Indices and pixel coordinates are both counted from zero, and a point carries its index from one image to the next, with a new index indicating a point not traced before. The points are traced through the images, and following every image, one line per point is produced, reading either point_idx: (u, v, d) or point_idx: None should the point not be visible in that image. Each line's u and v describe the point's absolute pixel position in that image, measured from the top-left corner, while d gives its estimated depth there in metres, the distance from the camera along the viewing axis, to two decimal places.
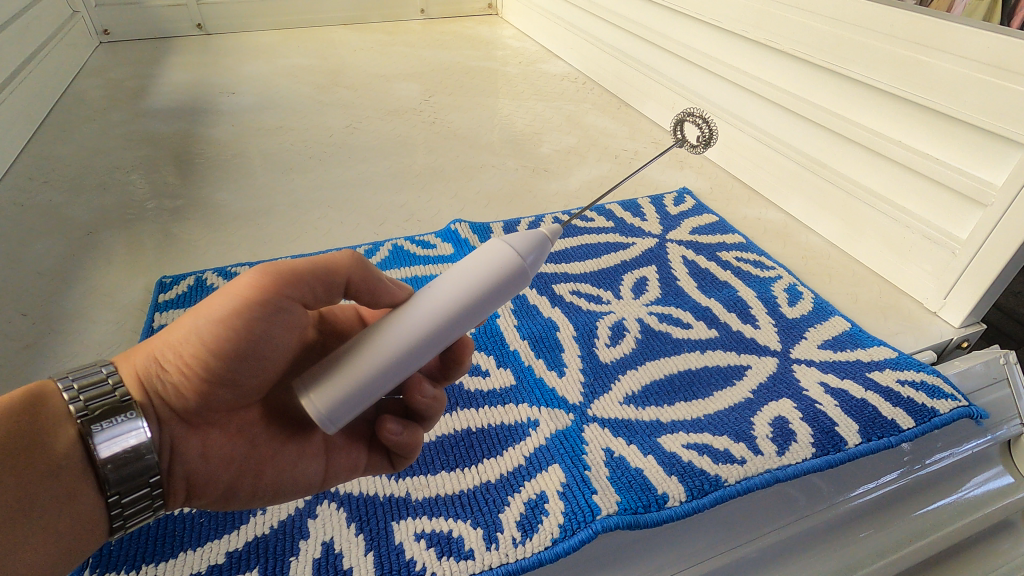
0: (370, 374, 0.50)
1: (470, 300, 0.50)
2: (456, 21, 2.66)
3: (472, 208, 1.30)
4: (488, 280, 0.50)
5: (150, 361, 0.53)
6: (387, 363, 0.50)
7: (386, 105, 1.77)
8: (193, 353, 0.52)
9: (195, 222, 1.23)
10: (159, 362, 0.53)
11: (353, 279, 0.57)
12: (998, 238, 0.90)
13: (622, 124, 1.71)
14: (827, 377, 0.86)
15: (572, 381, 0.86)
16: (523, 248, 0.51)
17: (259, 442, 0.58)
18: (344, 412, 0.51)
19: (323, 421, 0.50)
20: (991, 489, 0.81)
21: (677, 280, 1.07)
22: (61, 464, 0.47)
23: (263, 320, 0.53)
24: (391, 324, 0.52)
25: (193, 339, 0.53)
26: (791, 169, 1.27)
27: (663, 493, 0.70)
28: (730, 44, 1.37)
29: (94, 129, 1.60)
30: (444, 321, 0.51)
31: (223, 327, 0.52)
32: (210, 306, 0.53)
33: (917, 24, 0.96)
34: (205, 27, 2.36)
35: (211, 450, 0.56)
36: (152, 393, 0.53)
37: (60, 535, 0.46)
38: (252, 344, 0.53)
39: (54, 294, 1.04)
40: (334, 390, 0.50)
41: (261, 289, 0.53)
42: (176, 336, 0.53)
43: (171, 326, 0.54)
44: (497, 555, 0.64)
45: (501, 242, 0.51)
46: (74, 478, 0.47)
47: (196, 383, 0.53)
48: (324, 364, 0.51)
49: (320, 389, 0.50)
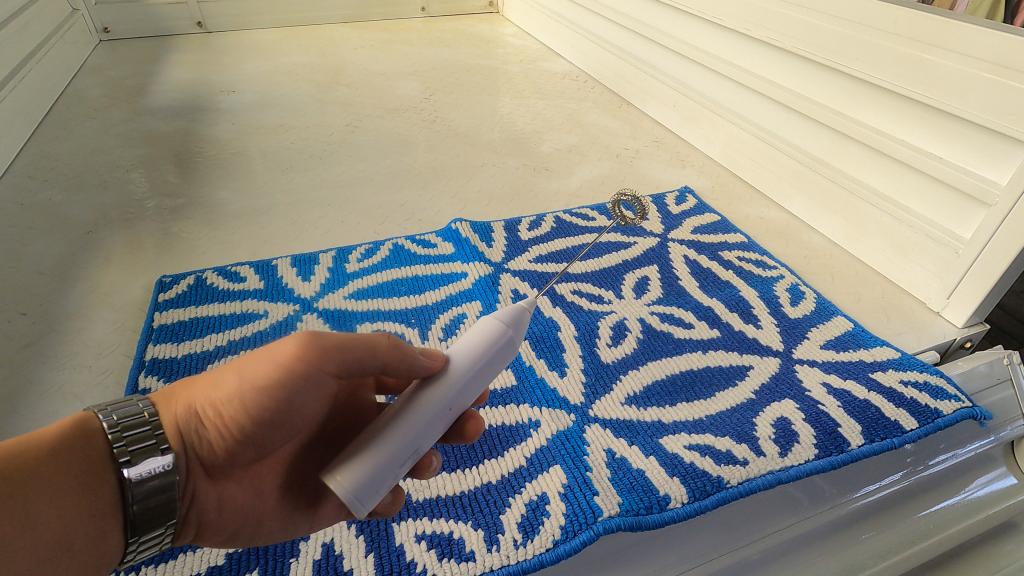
0: (393, 443, 0.48)
1: (475, 369, 0.53)
2: (456, 18, 2.65)
3: (472, 207, 1.30)
4: (487, 348, 0.54)
5: (190, 415, 0.52)
6: (408, 434, 0.49)
7: (386, 103, 1.77)
8: (232, 415, 0.52)
9: (194, 221, 1.22)
10: (198, 417, 0.52)
11: (389, 361, 0.54)
12: (1003, 237, 0.89)
13: (624, 123, 1.71)
14: (830, 377, 0.86)
15: (574, 381, 0.86)
16: (507, 318, 0.55)
17: (270, 494, 0.57)
18: (374, 493, 0.48)
19: (354, 502, 0.46)
20: (993, 491, 0.81)
21: (679, 280, 1.07)
22: (99, 507, 0.46)
23: (300, 392, 0.53)
24: (403, 403, 0.51)
25: (234, 400, 0.52)
26: (792, 169, 1.27)
27: (665, 494, 0.69)
28: (732, 43, 1.37)
29: (93, 128, 1.59)
30: (455, 389, 0.52)
31: (264, 397, 0.52)
32: (254, 370, 0.52)
33: (922, 22, 0.95)
34: (205, 24, 2.35)
35: (230, 499, 0.55)
36: (188, 446, 0.52)
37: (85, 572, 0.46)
38: (284, 412, 0.53)
39: (54, 293, 1.03)
40: (362, 465, 0.47)
41: (304, 364, 0.52)
42: (220, 395, 0.52)
43: (215, 376, 0.53)
44: (498, 556, 0.64)
45: (488, 318, 0.55)
46: (105, 520, 0.47)
47: (229, 443, 0.53)
48: (345, 451, 0.49)
49: (347, 461, 0.47)
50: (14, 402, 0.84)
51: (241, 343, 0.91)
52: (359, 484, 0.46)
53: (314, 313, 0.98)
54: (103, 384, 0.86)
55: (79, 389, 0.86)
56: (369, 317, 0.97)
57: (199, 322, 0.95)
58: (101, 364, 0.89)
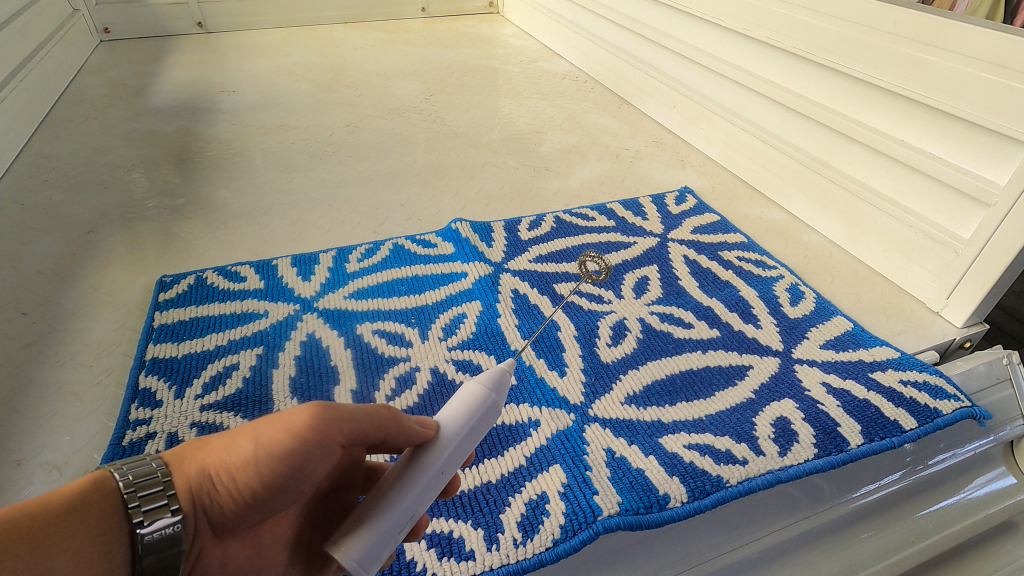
0: (394, 514, 0.47)
1: (464, 433, 0.51)
2: (456, 19, 2.66)
3: (473, 207, 1.30)
4: (474, 414, 0.52)
5: (203, 478, 0.46)
6: (409, 503, 0.48)
7: (386, 103, 1.77)
8: (247, 482, 0.47)
9: (195, 221, 1.22)
10: (213, 481, 0.46)
11: (388, 433, 0.51)
12: (1002, 238, 0.89)
13: (624, 123, 1.71)
14: (830, 377, 0.86)
15: (573, 381, 0.86)
16: (490, 382, 0.53)
17: (268, 556, 0.52)
18: (374, 561, 0.46)
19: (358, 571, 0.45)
20: (993, 490, 0.81)
21: (679, 280, 1.07)
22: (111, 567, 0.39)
23: (313, 460, 0.49)
24: (399, 470, 0.49)
25: (251, 467, 0.47)
26: (792, 169, 1.27)
27: (665, 493, 0.70)
28: (732, 43, 1.37)
29: (93, 129, 1.59)
30: (449, 453, 0.50)
31: (280, 464, 0.47)
32: (269, 436, 0.47)
33: (922, 23, 0.96)
34: (206, 25, 2.36)
35: (230, 562, 0.50)
36: (199, 513, 0.46)
37: None
38: (293, 481, 0.48)
39: (55, 292, 1.03)
40: (363, 536, 0.45)
41: (321, 433, 0.48)
42: (235, 459, 0.47)
43: (227, 439, 0.48)
44: (497, 556, 0.64)
45: (473, 382, 0.53)
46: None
47: (240, 508, 0.48)
48: (344, 523, 0.47)
49: (347, 534, 0.46)
50: (15, 402, 0.84)
51: (241, 343, 0.91)
52: (360, 553, 0.45)
53: (314, 312, 0.98)
54: (103, 384, 0.86)
55: (79, 389, 0.86)
56: (369, 317, 0.97)
57: (199, 322, 0.95)
58: (101, 364, 0.90)
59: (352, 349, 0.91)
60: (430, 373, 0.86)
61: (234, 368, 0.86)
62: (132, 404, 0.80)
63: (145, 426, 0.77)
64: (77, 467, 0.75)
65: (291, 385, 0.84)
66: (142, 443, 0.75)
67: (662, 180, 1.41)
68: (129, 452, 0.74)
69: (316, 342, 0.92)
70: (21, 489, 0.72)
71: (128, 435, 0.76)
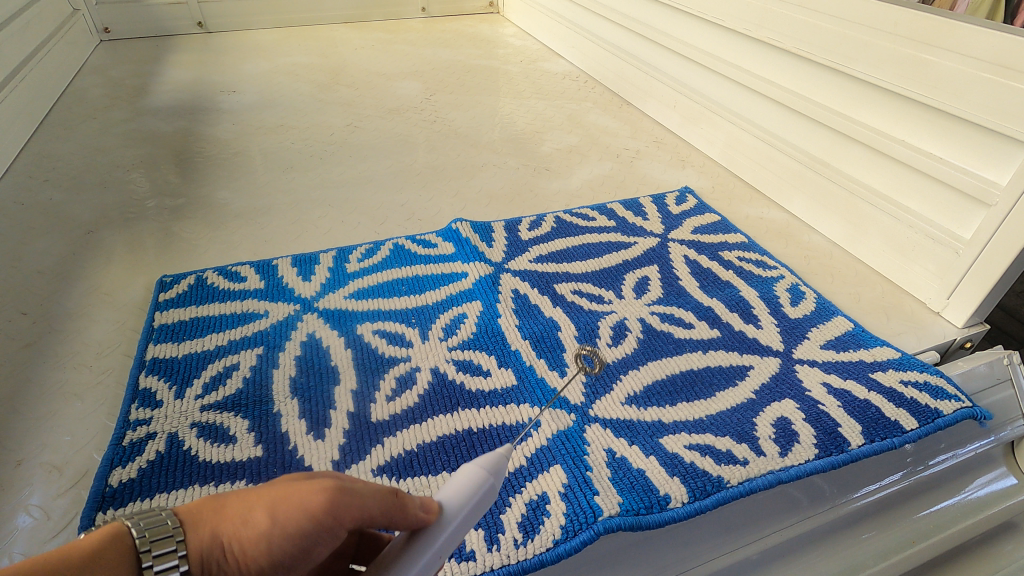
0: None
1: (459, 523, 0.41)
2: (456, 19, 2.66)
3: (473, 207, 1.30)
4: (472, 501, 0.42)
5: (214, 546, 0.39)
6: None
7: (386, 103, 1.77)
8: (255, 558, 0.39)
9: (195, 221, 1.22)
10: (223, 551, 0.39)
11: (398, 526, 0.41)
12: (1002, 238, 0.89)
13: (624, 123, 1.71)
14: (830, 377, 0.86)
15: (574, 381, 0.86)
16: (492, 466, 0.43)
17: None
18: None
19: None
20: (993, 491, 0.81)
21: (679, 280, 1.07)
22: None
23: (324, 544, 0.40)
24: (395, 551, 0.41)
25: (261, 543, 0.39)
26: (793, 169, 1.27)
27: (666, 494, 0.70)
28: (732, 43, 1.37)
29: (93, 129, 1.59)
30: (438, 546, 0.41)
31: (290, 544, 0.39)
32: (286, 512, 0.39)
33: (922, 23, 0.96)
34: (206, 25, 2.36)
35: None
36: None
37: None
38: (302, 562, 0.41)
39: (55, 293, 1.03)
40: None
41: (338, 517, 0.40)
42: (248, 532, 0.39)
43: (244, 504, 0.40)
44: (498, 556, 0.64)
45: (473, 465, 0.43)
46: None
47: None
48: None
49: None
50: (15, 401, 0.83)
51: (241, 343, 0.91)
52: None
53: (314, 313, 0.98)
54: (103, 384, 0.86)
55: (79, 389, 0.85)
56: (369, 317, 0.97)
57: (199, 322, 0.95)
58: (101, 364, 0.89)
59: (352, 349, 0.90)
60: (430, 373, 0.86)
61: (234, 369, 0.86)
62: (132, 404, 0.80)
63: (145, 426, 0.77)
64: (77, 467, 0.74)
65: (291, 385, 0.84)
66: (142, 443, 0.75)
67: (662, 180, 1.41)
68: (130, 452, 0.74)
69: (316, 342, 0.92)
70: (21, 489, 0.72)
71: (128, 435, 0.76)
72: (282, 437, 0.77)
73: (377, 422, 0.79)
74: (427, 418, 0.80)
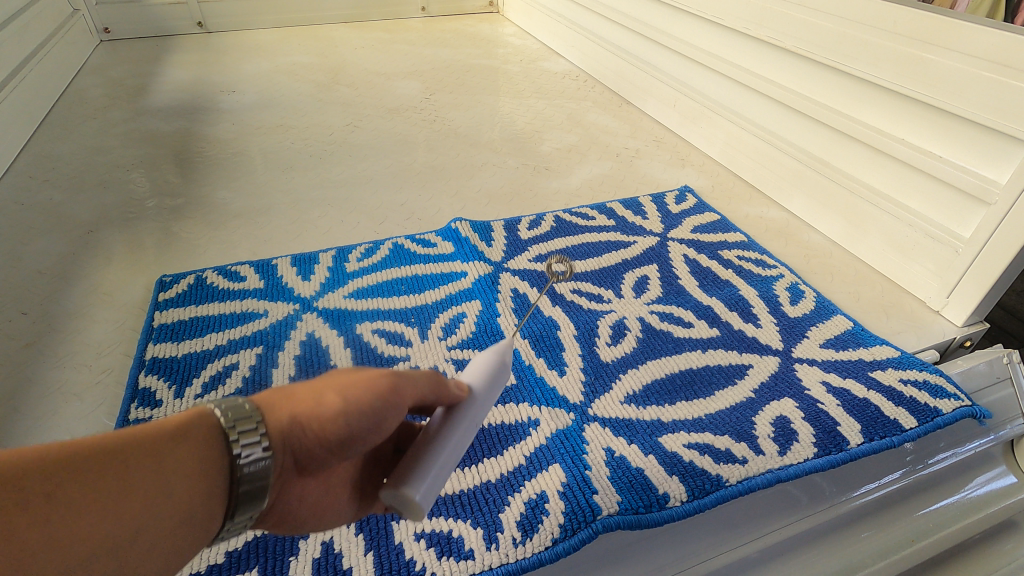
0: (438, 460, 0.47)
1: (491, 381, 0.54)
2: (455, 18, 2.66)
3: (472, 207, 1.30)
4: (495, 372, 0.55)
5: (294, 425, 0.44)
6: (451, 456, 0.48)
7: (385, 103, 1.77)
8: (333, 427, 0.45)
9: (195, 221, 1.22)
10: (302, 426, 0.45)
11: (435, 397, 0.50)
12: (1002, 237, 0.89)
13: (624, 122, 1.70)
14: (830, 377, 0.86)
15: (573, 381, 0.86)
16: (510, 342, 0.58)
17: (344, 496, 0.54)
18: (432, 498, 0.46)
19: (420, 505, 0.45)
20: (993, 489, 0.81)
21: (678, 279, 1.07)
22: (199, 485, 0.38)
23: (388, 418, 0.48)
24: (437, 425, 0.50)
25: (336, 415, 0.45)
26: (792, 168, 1.26)
27: (664, 493, 0.70)
28: (732, 42, 1.37)
29: (93, 129, 1.59)
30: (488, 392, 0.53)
31: (362, 419, 0.46)
32: (355, 393, 0.46)
33: (922, 21, 0.96)
34: (205, 24, 2.36)
35: (308, 496, 0.50)
36: (284, 456, 0.45)
37: (181, 539, 0.37)
38: (371, 438, 0.48)
39: (55, 292, 1.03)
40: (424, 474, 0.46)
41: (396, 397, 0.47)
42: (326, 412, 0.45)
43: (313, 392, 0.46)
44: (497, 555, 0.64)
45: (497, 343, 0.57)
46: (207, 501, 0.38)
47: (317, 451, 0.46)
48: (401, 464, 0.47)
49: (401, 482, 0.46)
50: (14, 401, 0.83)
51: (241, 342, 0.91)
52: (424, 488, 0.45)
53: (314, 312, 0.98)
54: (103, 384, 0.86)
55: (79, 388, 0.85)
56: (368, 317, 0.97)
57: (199, 322, 0.95)
58: (101, 364, 0.90)
59: (352, 349, 0.90)
60: None
61: (234, 369, 0.86)
62: (131, 404, 0.80)
63: None
64: None
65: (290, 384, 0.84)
66: None
67: (662, 179, 1.41)
68: None
69: (316, 341, 0.92)
70: None
71: None
72: None
73: None
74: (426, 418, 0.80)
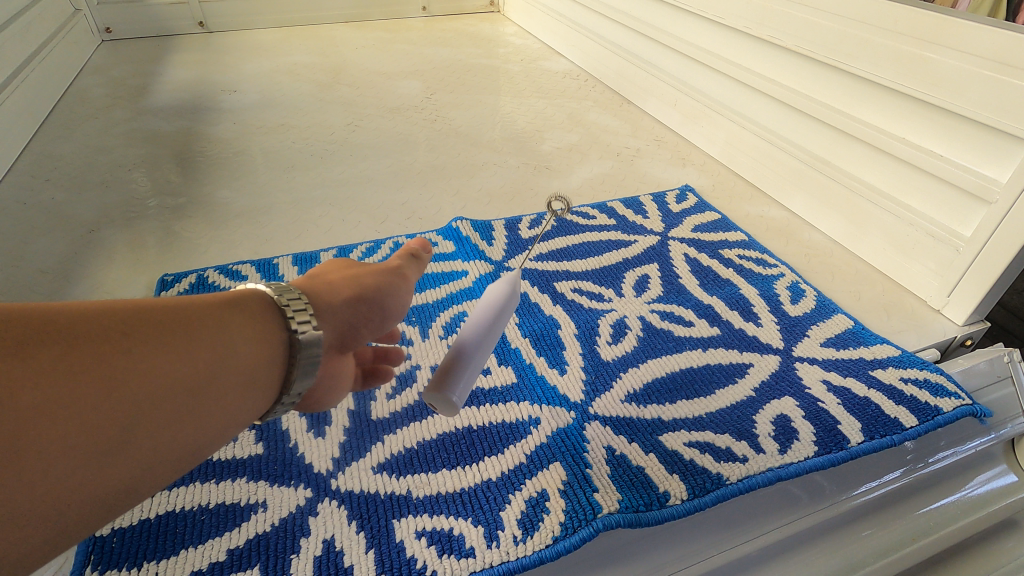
0: (458, 358, 0.61)
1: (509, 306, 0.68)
2: (456, 18, 2.66)
3: (473, 207, 1.30)
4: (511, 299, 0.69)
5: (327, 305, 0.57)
6: (478, 365, 0.62)
7: (386, 102, 1.77)
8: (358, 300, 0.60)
9: (196, 220, 1.22)
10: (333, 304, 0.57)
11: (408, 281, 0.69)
12: (1003, 236, 0.89)
13: (625, 122, 1.71)
14: (830, 376, 0.86)
15: (574, 379, 0.86)
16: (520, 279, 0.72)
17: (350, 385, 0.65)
18: (461, 400, 0.61)
19: (455, 405, 0.60)
20: (994, 488, 0.81)
21: (679, 278, 1.07)
22: (250, 344, 0.48)
23: (392, 297, 0.64)
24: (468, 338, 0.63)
25: (350, 292, 0.60)
26: (793, 167, 1.27)
27: (665, 492, 0.70)
28: (733, 42, 1.37)
29: (95, 128, 1.59)
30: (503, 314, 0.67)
31: (376, 291, 0.62)
32: (363, 277, 0.62)
33: (923, 20, 0.96)
34: (207, 24, 2.36)
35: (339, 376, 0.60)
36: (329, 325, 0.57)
37: (232, 393, 0.46)
38: (382, 316, 0.63)
39: (57, 291, 1.03)
40: (461, 380, 0.60)
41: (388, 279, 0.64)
42: (348, 292, 0.60)
43: (329, 281, 0.60)
44: (497, 553, 0.64)
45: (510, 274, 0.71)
46: (266, 356, 0.49)
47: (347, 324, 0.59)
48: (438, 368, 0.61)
49: (441, 387, 0.59)
50: None
51: None
52: (460, 394, 0.60)
53: None
54: None
55: None
56: None
57: None
58: None
59: None
60: (431, 372, 0.87)
61: None
62: None
63: None
64: None
65: None
66: None
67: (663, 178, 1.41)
68: None
69: None
70: None
71: None
72: (283, 435, 0.77)
73: (377, 419, 0.79)
74: (426, 416, 0.80)
